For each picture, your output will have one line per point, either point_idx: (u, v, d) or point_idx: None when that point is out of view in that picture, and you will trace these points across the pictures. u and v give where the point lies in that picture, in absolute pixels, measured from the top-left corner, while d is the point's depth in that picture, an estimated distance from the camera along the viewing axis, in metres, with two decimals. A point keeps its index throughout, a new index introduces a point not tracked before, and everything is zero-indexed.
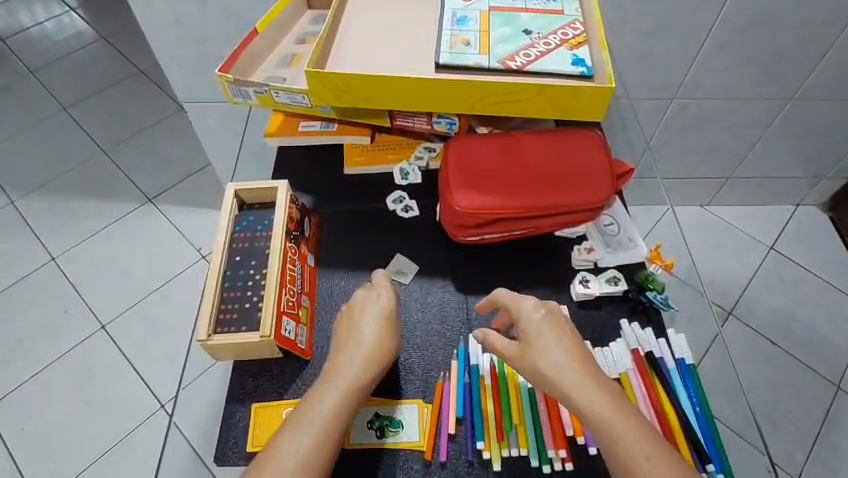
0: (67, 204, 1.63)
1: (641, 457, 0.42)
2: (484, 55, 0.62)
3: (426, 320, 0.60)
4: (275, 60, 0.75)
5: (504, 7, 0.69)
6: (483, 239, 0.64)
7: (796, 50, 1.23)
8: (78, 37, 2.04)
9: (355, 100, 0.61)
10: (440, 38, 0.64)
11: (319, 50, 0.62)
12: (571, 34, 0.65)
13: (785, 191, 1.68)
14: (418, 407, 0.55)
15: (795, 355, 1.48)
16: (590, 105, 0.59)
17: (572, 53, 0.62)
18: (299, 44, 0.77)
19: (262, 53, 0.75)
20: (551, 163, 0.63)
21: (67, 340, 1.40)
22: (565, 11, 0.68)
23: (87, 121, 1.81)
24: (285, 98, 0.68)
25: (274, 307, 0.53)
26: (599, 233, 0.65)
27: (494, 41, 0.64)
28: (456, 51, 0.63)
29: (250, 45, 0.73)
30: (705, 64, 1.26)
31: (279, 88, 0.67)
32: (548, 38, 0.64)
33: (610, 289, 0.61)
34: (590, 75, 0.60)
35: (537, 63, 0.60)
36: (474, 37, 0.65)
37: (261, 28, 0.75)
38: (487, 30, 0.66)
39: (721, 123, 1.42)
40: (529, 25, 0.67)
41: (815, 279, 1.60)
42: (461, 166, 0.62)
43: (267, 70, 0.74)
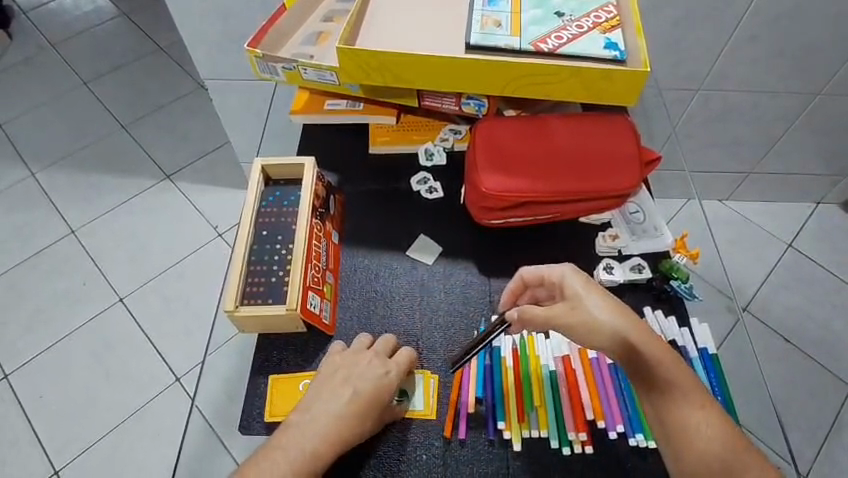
0: (88, 178, 1.65)
1: (696, 420, 0.43)
2: (516, 36, 0.61)
3: (449, 300, 0.60)
4: (302, 37, 0.75)
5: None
6: (507, 222, 0.63)
7: (828, 44, 1.21)
8: (100, 12, 2.04)
9: (384, 77, 0.61)
10: (471, 18, 0.63)
11: (349, 26, 0.62)
12: (604, 18, 0.64)
13: (807, 188, 1.66)
14: (423, 377, 0.56)
15: (810, 354, 1.47)
16: (624, 89, 0.59)
17: (604, 37, 0.61)
18: (326, 22, 0.77)
19: (290, 29, 0.75)
20: (581, 148, 0.62)
21: (85, 312, 1.43)
22: None
23: (108, 96, 1.81)
24: (313, 75, 0.68)
25: (300, 282, 0.54)
26: (624, 221, 0.65)
27: (525, 22, 0.63)
28: (487, 32, 0.62)
29: (278, 21, 0.73)
30: (733, 56, 1.24)
31: (306, 65, 0.67)
32: (581, 21, 0.63)
33: (634, 276, 0.61)
34: (623, 60, 0.59)
35: (569, 46, 0.60)
36: (505, 18, 0.64)
37: (289, 5, 0.75)
38: (519, 11, 0.65)
39: (746, 116, 1.40)
40: (561, 7, 0.66)
41: (834, 279, 1.59)
42: (492, 149, 0.62)
43: (294, 47, 0.74)
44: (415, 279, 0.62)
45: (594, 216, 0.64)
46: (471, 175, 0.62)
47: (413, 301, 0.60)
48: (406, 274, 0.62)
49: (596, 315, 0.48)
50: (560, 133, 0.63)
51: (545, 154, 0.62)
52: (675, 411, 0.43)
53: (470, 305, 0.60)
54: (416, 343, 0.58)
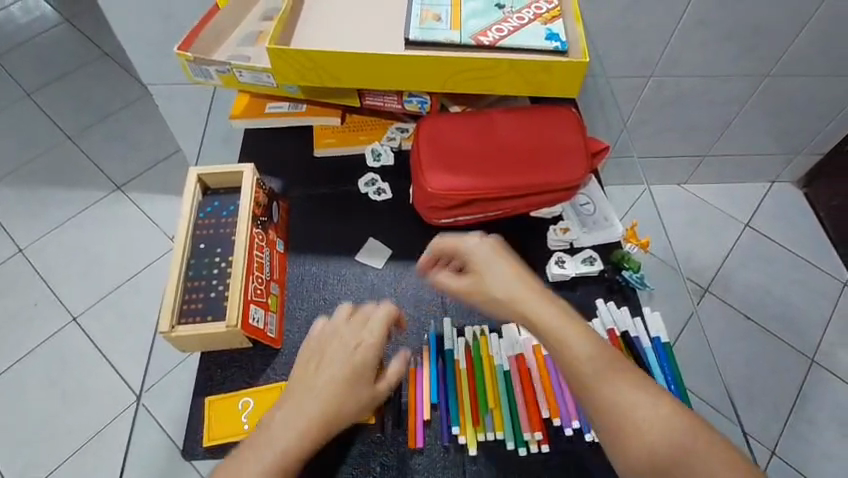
0: (34, 193, 1.57)
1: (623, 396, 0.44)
2: (456, 30, 0.60)
3: (400, 304, 0.59)
4: (239, 37, 0.73)
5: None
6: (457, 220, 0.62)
7: (774, 24, 1.23)
8: (40, 18, 1.95)
9: (321, 78, 0.59)
10: (410, 13, 0.62)
11: (280, 26, 0.59)
12: (545, 8, 0.63)
13: (761, 168, 1.70)
14: None
15: (771, 330, 1.51)
16: (564, 81, 0.58)
17: (546, 28, 0.60)
18: (265, 21, 0.74)
19: (226, 29, 0.72)
20: (527, 143, 0.61)
21: (38, 333, 1.36)
22: None
23: (52, 106, 1.74)
24: (249, 78, 0.65)
25: (241, 296, 0.52)
26: (575, 212, 0.64)
27: (465, 15, 0.62)
28: (426, 26, 0.60)
29: (212, 22, 0.70)
30: (683, 40, 1.25)
31: (241, 67, 0.64)
32: (522, 13, 0.62)
33: (586, 269, 0.60)
34: (563, 51, 0.58)
35: (509, 38, 0.59)
36: (445, 12, 0.62)
37: (223, 4, 0.72)
38: (459, 4, 0.63)
39: (700, 100, 1.42)
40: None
41: (790, 255, 1.63)
42: (433, 149, 0.61)
43: (232, 48, 0.72)
44: (365, 285, 0.60)
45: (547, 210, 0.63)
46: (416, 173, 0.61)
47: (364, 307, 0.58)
48: (356, 280, 0.60)
49: (504, 277, 0.51)
50: (504, 127, 0.62)
51: (489, 149, 0.61)
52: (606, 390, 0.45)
53: (423, 309, 0.59)
54: None
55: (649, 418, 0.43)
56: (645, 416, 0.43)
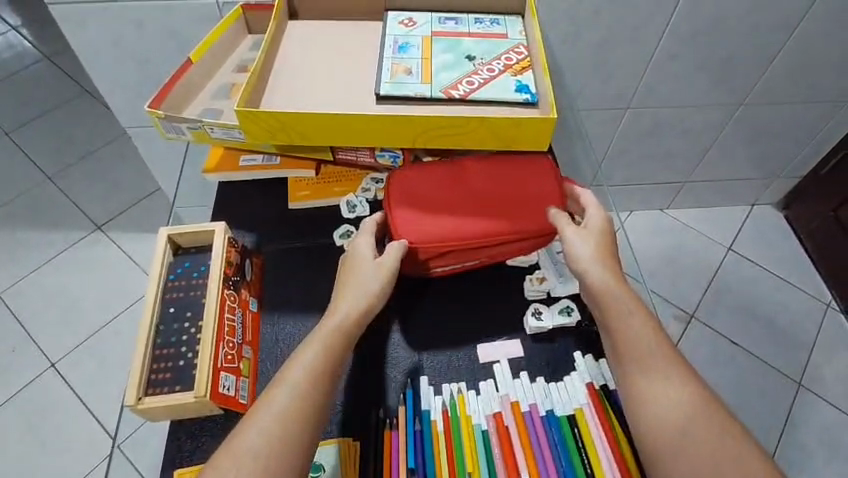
0: (12, 235, 1.55)
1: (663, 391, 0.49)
2: (427, 84, 0.60)
3: (376, 362, 0.58)
4: (213, 90, 0.73)
5: (447, 32, 0.68)
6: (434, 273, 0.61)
7: (745, 55, 1.25)
8: (20, 57, 1.95)
9: (291, 137, 0.59)
10: (380, 68, 0.62)
11: (250, 86, 0.59)
12: (515, 59, 0.64)
13: (741, 192, 1.72)
14: (340, 447, 0.52)
15: (757, 354, 1.51)
16: (534, 135, 0.58)
17: (515, 79, 0.61)
18: (238, 73, 0.75)
19: (198, 82, 0.73)
20: (501, 193, 0.61)
21: (14, 381, 1.33)
22: (508, 35, 0.67)
23: (31, 146, 1.72)
24: (220, 134, 0.65)
25: (210, 365, 0.50)
26: (551, 262, 0.64)
27: (436, 68, 0.62)
28: (397, 81, 0.61)
29: (185, 76, 0.70)
30: (657, 73, 1.27)
31: (213, 124, 0.64)
32: (492, 64, 0.63)
33: (563, 321, 0.60)
34: (533, 103, 0.59)
35: (480, 91, 0.59)
36: (416, 66, 0.63)
37: (195, 58, 0.72)
38: (430, 56, 0.64)
39: (676, 129, 1.44)
40: (472, 50, 0.65)
41: (773, 278, 1.65)
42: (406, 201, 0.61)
43: (205, 102, 0.72)
44: None
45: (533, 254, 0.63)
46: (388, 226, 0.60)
47: None
48: None
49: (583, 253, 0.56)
50: (474, 177, 0.63)
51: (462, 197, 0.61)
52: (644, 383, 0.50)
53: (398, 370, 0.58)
54: (341, 412, 0.55)
55: (676, 407, 0.48)
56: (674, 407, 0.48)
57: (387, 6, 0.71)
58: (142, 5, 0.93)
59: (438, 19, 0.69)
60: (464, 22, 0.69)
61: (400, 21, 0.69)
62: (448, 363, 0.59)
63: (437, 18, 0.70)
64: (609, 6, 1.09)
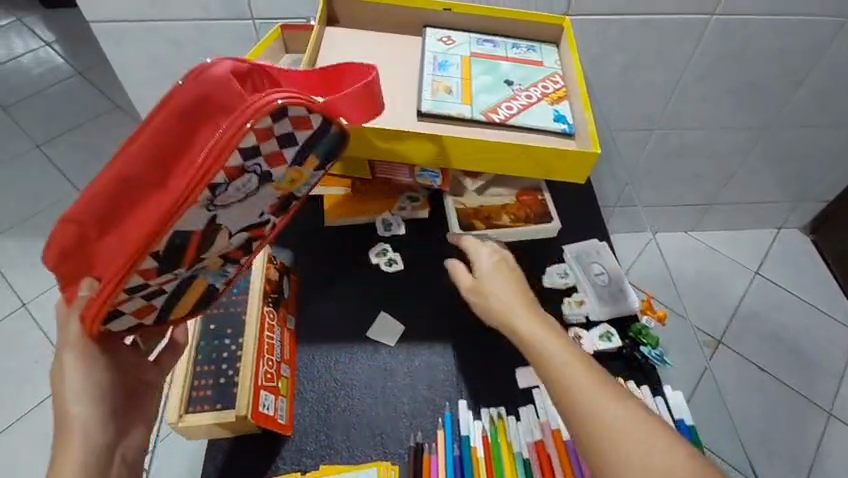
0: (40, 246, 1.57)
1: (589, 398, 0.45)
2: (467, 105, 0.61)
3: (414, 384, 0.59)
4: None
5: (485, 53, 0.68)
6: (229, 250, 0.50)
7: (774, 78, 1.24)
8: (54, 72, 2.00)
9: None
10: (421, 84, 0.63)
11: None
12: (551, 88, 0.64)
13: (767, 216, 1.70)
14: (377, 470, 0.52)
15: (786, 381, 1.47)
16: (572, 167, 0.59)
17: (553, 109, 0.62)
18: None
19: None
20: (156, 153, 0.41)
21: (38, 392, 1.34)
22: (544, 63, 0.68)
23: (62, 158, 1.76)
24: None
25: (253, 383, 0.52)
26: (591, 284, 0.63)
27: (476, 89, 0.63)
28: (438, 98, 0.61)
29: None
30: (685, 95, 1.26)
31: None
32: (529, 91, 0.64)
33: (605, 345, 0.58)
34: (570, 135, 0.59)
35: (519, 117, 0.60)
36: (456, 85, 0.63)
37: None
38: (469, 77, 0.65)
39: (703, 151, 1.43)
40: (511, 74, 0.66)
41: (801, 303, 1.62)
42: (79, 245, 0.42)
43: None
44: (379, 364, 0.60)
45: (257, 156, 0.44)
46: (92, 284, 0.44)
47: (378, 389, 0.59)
48: (368, 360, 0.61)
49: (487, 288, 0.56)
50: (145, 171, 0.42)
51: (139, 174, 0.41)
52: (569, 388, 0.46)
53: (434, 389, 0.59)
54: (378, 436, 0.56)
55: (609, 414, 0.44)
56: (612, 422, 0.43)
57: (426, 23, 0.72)
58: (179, 23, 0.96)
59: (477, 40, 0.70)
60: (501, 46, 0.70)
61: (439, 38, 0.70)
62: (483, 387, 0.60)
63: (476, 39, 0.71)
64: (638, 30, 1.08)
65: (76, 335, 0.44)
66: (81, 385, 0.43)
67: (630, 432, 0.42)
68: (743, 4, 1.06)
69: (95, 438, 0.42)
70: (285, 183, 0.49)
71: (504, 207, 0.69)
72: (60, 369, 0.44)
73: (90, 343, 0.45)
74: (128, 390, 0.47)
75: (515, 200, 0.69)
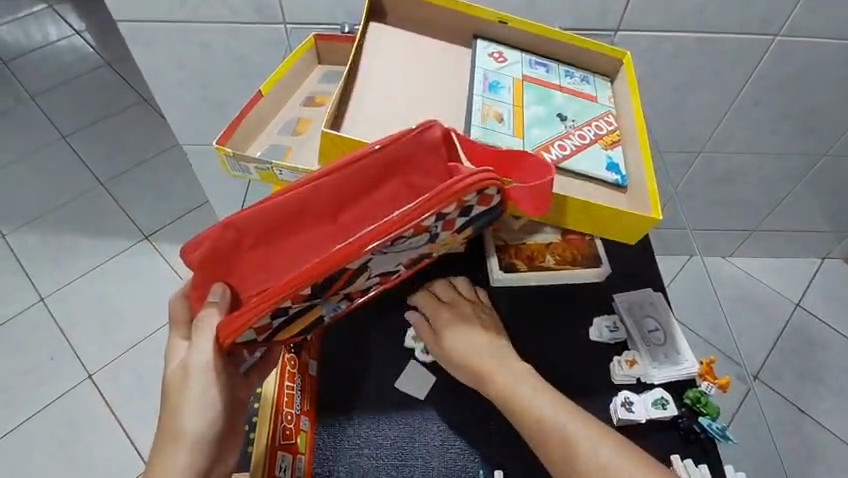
0: (62, 239, 1.56)
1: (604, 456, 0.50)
2: (519, 138, 0.58)
3: (445, 447, 0.61)
4: (280, 123, 0.70)
5: (538, 77, 0.63)
6: (356, 290, 0.53)
7: (836, 104, 1.15)
8: (83, 61, 1.98)
9: None
10: (471, 108, 0.58)
11: (338, 112, 0.58)
12: (605, 129, 0.61)
13: (812, 245, 1.61)
14: None
15: (824, 425, 1.39)
16: (627, 228, 0.57)
17: (606, 154, 0.59)
18: (306, 106, 0.72)
19: (266, 114, 0.70)
20: (344, 195, 0.49)
21: (52, 390, 1.32)
22: (598, 98, 0.64)
23: (87, 151, 1.74)
24: (288, 176, 0.65)
25: (267, 445, 0.57)
26: (644, 342, 0.65)
27: (527, 121, 0.59)
28: (488, 127, 0.57)
29: (254, 109, 0.68)
30: (736, 119, 1.18)
31: (283, 168, 0.64)
32: (583, 130, 0.60)
33: (659, 414, 0.59)
34: (622, 188, 0.58)
35: (572, 160, 0.57)
36: (507, 112, 0.59)
37: (267, 90, 0.69)
38: (521, 105, 0.60)
39: (750, 177, 1.35)
40: (564, 107, 0.61)
41: (844, 340, 1.52)
42: (233, 251, 0.50)
43: (274, 139, 0.69)
44: (410, 421, 0.62)
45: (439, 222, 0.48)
46: (224, 291, 0.51)
47: (406, 452, 0.60)
48: (399, 416, 0.62)
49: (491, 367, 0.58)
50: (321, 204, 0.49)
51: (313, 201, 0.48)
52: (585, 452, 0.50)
53: (448, 445, 0.61)
54: None
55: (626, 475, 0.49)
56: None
57: (477, 32, 0.66)
58: (209, 26, 0.91)
59: (530, 62, 0.65)
60: (555, 72, 0.65)
61: (490, 53, 0.64)
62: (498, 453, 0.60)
63: (529, 60, 0.65)
64: (692, 50, 1.01)
65: (206, 348, 0.50)
66: (198, 402, 0.50)
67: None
68: (809, 26, 0.98)
69: (197, 455, 0.50)
70: (439, 245, 0.54)
71: (548, 246, 0.68)
72: (181, 380, 0.50)
73: (216, 357, 0.50)
74: (232, 406, 0.54)
75: (560, 240, 0.68)
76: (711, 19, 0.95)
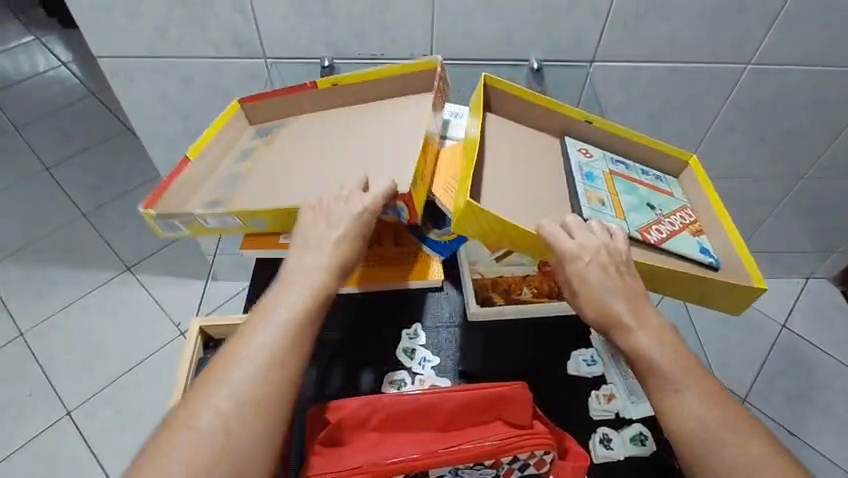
0: (43, 272, 1.54)
1: (708, 430, 0.45)
2: (622, 219, 0.61)
3: None
4: (216, 180, 0.71)
5: (623, 172, 0.69)
6: None
7: (810, 127, 1.17)
8: (68, 92, 1.99)
9: (495, 239, 0.59)
10: (576, 192, 0.62)
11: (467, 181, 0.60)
12: (688, 219, 0.67)
13: (795, 265, 1.62)
14: None
15: (818, 449, 1.38)
16: (734, 297, 0.60)
17: (697, 240, 0.64)
18: (238, 162, 0.73)
19: (198, 179, 0.70)
20: (464, 408, 0.59)
21: (29, 429, 1.28)
22: (673, 194, 0.70)
23: (70, 182, 1.73)
24: (214, 222, 0.65)
25: None
26: (621, 379, 0.67)
27: (626, 207, 0.63)
28: (594, 209, 0.61)
29: (181, 175, 0.68)
30: (714, 144, 1.20)
31: (207, 215, 0.64)
32: (671, 219, 0.65)
33: (635, 449, 0.62)
34: (718, 266, 0.62)
35: (671, 241, 0.62)
36: (607, 197, 0.64)
37: (193, 155, 0.70)
38: (615, 193, 0.65)
39: (731, 199, 1.36)
40: (650, 198, 0.67)
41: (831, 360, 1.52)
42: (357, 431, 0.59)
43: (209, 196, 0.69)
44: None
45: (515, 464, 0.56)
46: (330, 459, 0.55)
47: None
48: None
49: (590, 303, 0.51)
50: (442, 410, 0.59)
51: (442, 405, 0.59)
52: (685, 423, 0.46)
53: None
54: None
55: (730, 446, 0.45)
56: (734, 451, 0.44)
57: (566, 131, 0.72)
58: (190, 61, 0.92)
59: (612, 159, 0.70)
60: (634, 170, 0.71)
61: (578, 148, 0.69)
62: None
63: (610, 158, 0.71)
64: (667, 78, 1.03)
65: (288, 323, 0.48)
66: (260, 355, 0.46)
67: (747, 454, 0.44)
68: (780, 55, 1.01)
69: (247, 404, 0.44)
70: None
71: (525, 280, 0.73)
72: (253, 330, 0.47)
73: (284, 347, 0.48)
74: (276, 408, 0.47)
75: (535, 273, 0.72)
76: (684, 48, 0.97)
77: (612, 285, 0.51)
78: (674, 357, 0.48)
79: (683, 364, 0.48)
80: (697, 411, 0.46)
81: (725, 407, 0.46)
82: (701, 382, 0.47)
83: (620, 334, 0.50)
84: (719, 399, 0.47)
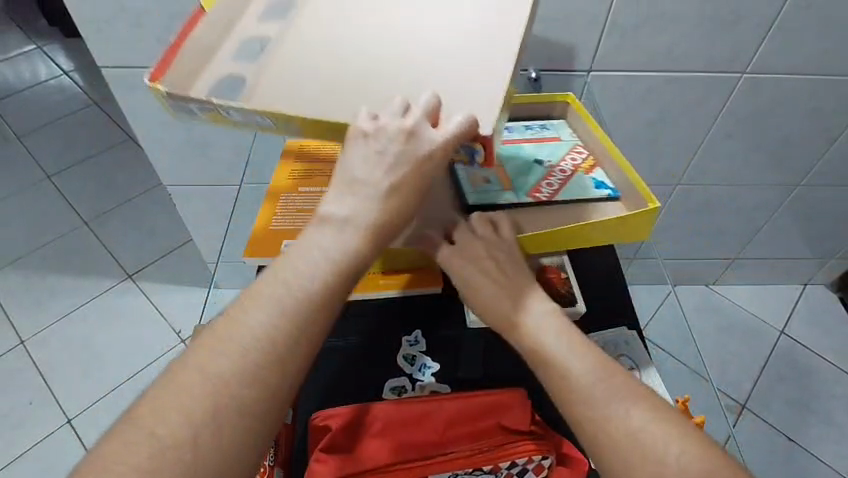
0: (44, 280, 1.55)
1: (655, 449, 0.43)
2: (512, 190, 0.67)
3: None
4: (229, 50, 0.55)
5: (507, 138, 0.73)
6: None
7: (807, 135, 1.19)
8: (69, 101, 2.00)
9: None
10: (458, 179, 0.68)
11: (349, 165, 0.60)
12: (579, 158, 0.70)
13: (793, 271, 1.63)
14: None
15: (819, 456, 1.38)
16: (635, 225, 0.64)
17: (589, 177, 0.68)
18: (256, 27, 0.57)
19: (212, 39, 0.55)
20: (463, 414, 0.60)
21: (29, 437, 1.29)
22: (561, 137, 0.73)
23: (71, 190, 1.74)
24: (237, 117, 0.51)
25: None
26: None
27: (514, 176, 0.68)
28: (480, 190, 0.67)
29: (193, 34, 0.53)
30: (711, 152, 1.21)
31: (228, 105, 0.50)
32: (562, 165, 0.69)
33: None
34: (613, 198, 0.66)
35: (563, 192, 0.66)
36: (494, 172, 0.69)
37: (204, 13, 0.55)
38: (502, 162, 0.69)
39: (728, 207, 1.37)
40: (537, 153, 0.71)
41: (829, 366, 1.53)
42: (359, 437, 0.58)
43: (228, 70, 0.53)
44: None
45: (513, 470, 0.57)
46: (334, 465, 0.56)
47: None
48: None
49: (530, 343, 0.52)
50: (441, 416, 0.60)
51: (437, 413, 0.60)
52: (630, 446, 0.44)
53: None
54: None
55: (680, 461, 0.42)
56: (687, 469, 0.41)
57: None
58: None
59: None
60: (517, 130, 0.74)
61: None
62: None
63: None
64: (663, 87, 1.04)
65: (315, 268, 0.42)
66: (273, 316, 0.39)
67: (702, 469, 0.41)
68: (776, 63, 1.02)
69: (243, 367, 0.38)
70: None
71: None
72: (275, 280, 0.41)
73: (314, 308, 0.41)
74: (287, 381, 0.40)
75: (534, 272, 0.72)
76: (680, 57, 0.99)
77: (546, 326, 0.53)
78: (611, 381, 0.47)
79: (622, 391, 0.47)
80: (642, 431, 0.44)
81: (672, 425, 0.44)
82: (645, 405, 0.46)
83: (542, 366, 0.51)
84: (669, 420, 0.45)
